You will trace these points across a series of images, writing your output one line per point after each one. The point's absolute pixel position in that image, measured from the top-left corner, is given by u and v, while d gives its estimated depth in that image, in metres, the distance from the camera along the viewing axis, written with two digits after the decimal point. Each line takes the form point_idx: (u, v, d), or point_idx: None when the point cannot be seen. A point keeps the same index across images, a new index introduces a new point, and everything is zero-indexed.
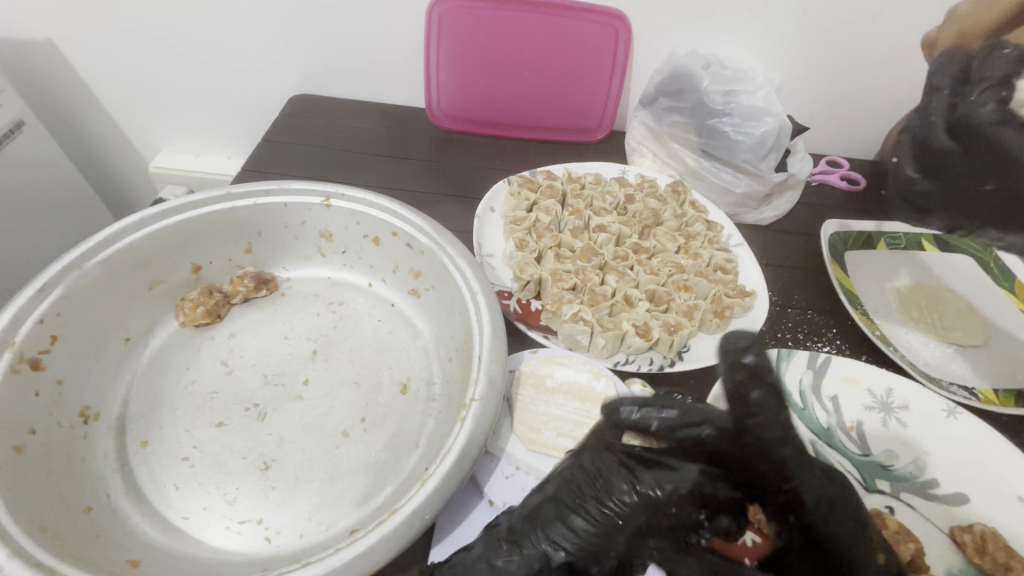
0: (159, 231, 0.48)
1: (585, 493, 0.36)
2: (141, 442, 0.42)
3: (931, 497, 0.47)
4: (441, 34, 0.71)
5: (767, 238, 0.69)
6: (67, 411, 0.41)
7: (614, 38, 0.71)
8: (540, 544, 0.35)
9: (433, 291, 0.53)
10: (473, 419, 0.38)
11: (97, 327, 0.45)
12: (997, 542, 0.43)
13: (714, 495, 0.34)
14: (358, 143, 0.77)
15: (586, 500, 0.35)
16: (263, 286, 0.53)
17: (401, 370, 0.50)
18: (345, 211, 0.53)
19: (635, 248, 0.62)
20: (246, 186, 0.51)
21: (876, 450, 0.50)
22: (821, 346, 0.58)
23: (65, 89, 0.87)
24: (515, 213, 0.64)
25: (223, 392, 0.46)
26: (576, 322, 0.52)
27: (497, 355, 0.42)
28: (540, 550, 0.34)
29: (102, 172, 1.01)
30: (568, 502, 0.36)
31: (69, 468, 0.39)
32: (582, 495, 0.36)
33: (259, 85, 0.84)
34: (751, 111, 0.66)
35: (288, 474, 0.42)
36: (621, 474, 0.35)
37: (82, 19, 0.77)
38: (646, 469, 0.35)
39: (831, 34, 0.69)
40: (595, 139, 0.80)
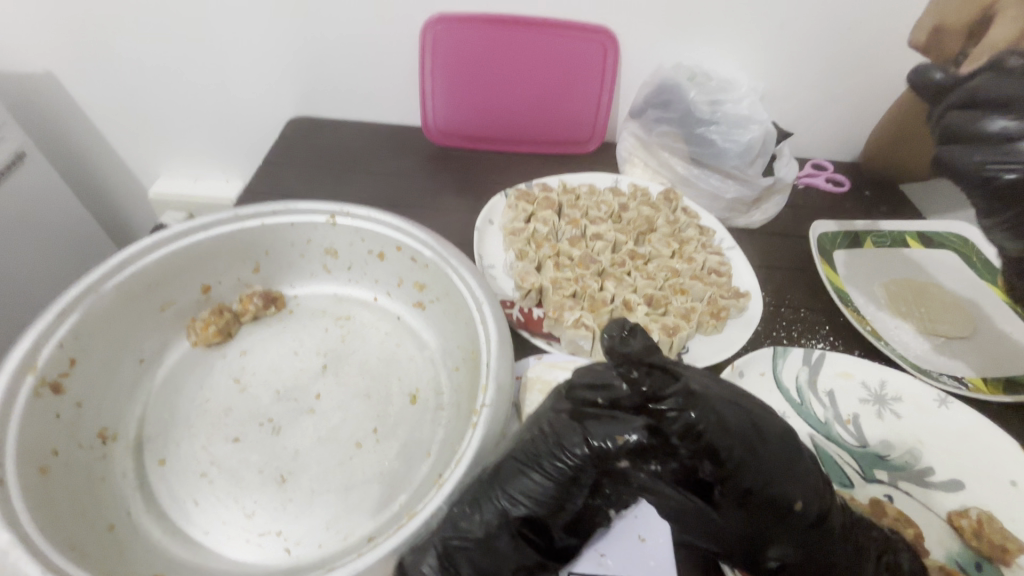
0: (170, 253, 0.49)
1: (536, 453, 0.35)
2: (159, 460, 0.43)
3: (927, 485, 0.49)
4: (435, 55, 0.74)
5: (759, 241, 0.71)
6: (86, 432, 0.42)
7: (603, 54, 0.74)
8: (499, 500, 0.35)
9: (438, 303, 0.54)
10: (485, 424, 0.39)
11: (113, 349, 0.46)
12: (992, 526, 0.44)
13: (657, 450, 0.33)
14: (357, 163, 0.79)
15: (539, 456, 0.35)
16: (272, 304, 0.55)
17: (410, 380, 0.52)
18: (350, 228, 0.55)
19: (632, 254, 0.64)
20: (254, 207, 0.53)
21: (873, 441, 0.52)
22: (815, 342, 0.60)
23: (65, 118, 0.88)
24: (514, 224, 0.66)
25: (238, 408, 0.47)
26: (579, 328, 0.54)
27: (504, 361, 0.43)
28: (498, 506, 0.35)
29: (101, 199, 1.02)
30: (524, 459, 0.35)
31: (91, 488, 0.40)
32: (537, 452, 0.35)
33: (258, 109, 0.86)
34: (738, 118, 0.69)
35: (304, 486, 0.43)
36: (570, 427, 0.35)
37: (83, 51, 0.79)
38: (596, 423, 0.34)
39: (810, 44, 0.72)
40: (588, 151, 0.83)
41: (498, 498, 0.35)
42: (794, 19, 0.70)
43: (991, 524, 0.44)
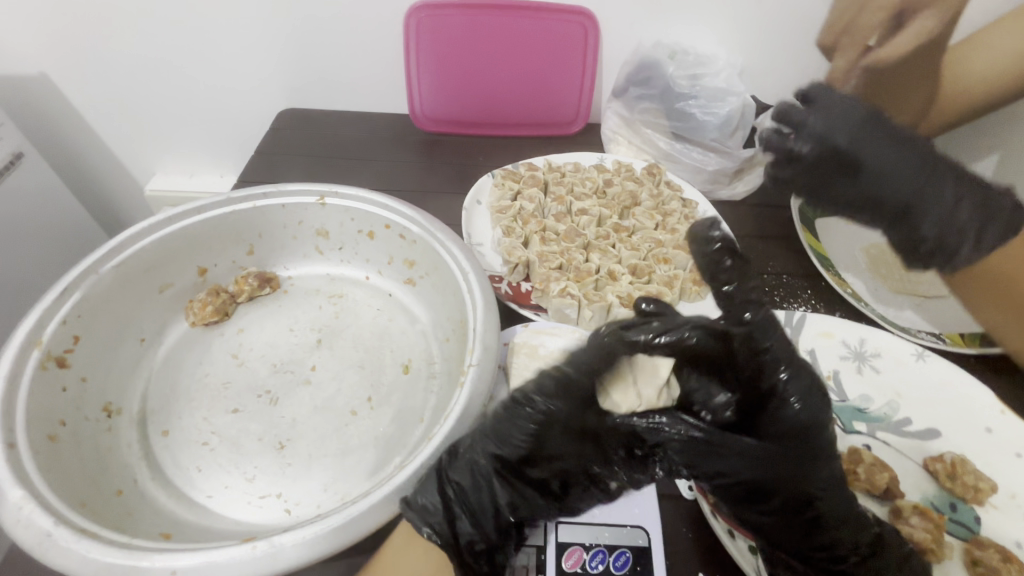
0: (167, 236, 0.51)
1: (538, 405, 0.37)
2: (162, 431, 0.45)
3: (904, 434, 0.51)
4: (420, 41, 0.75)
5: (742, 213, 0.72)
6: (92, 405, 0.44)
7: (584, 35, 0.75)
8: (484, 447, 0.38)
9: (427, 278, 0.56)
10: (471, 382, 0.41)
11: (114, 328, 0.48)
12: (965, 468, 0.46)
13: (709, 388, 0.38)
14: (348, 151, 0.80)
15: (544, 404, 0.39)
16: (267, 284, 0.56)
17: (402, 352, 0.53)
18: (339, 209, 0.56)
19: (616, 228, 0.66)
20: (245, 190, 0.55)
21: (853, 395, 0.54)
22: (796, 305, 0.61)
23: (60, 119, 0.90)
24: (500, 203, 0.68)
25: (237, 382, 0.49)
26: (564, 297, 0.56)
27: (490, 325, 0.45)
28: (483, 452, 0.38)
29: (99, 198, 1.04)
30: (521, 407, 0.39)
31: (97, 457, 0.42)
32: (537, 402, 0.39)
33: (249, 102, 0.88)
34: (716, 91, 0.72)
35: (303, 451, 0.45)
36: (574, 378, 0.39)
37: (75, 51, 0.81)
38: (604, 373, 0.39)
39: (787, 17, 0.74)
40: (573, 132, 0.84)
41: (487, 441, 0.38)
42: None
43: (964, 467, 0.46)
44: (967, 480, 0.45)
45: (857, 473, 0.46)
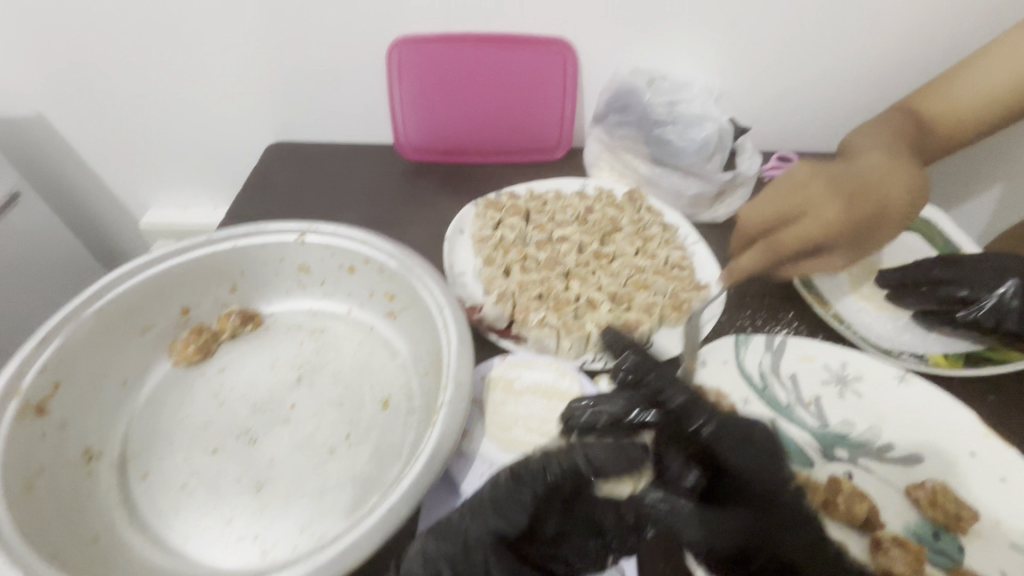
0: (147, 279, 0.52)
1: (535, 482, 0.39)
2: (142, 474, 0.46)
3: (886, 460, 0.50)
4: (402, 74, 0.77)
5: (721, 236, 0.74)
6: (72, 451, 0.45)
7: (563, 64, 0.77)
8: (484, 523, 0.38)
9: (407, 312, 0.57)
10: (443, 422, 0.41)
11: (95, 373, 0.49)
12: (947, 495, 0.46)
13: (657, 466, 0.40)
14: (333, 183, 0.81)
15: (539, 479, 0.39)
16: (249, 321, 0.57)
17: (381, 388, 0.54)
18: (319, 245, 0.57)
19: (596, 254, 0.66)
20: (227, 230, 0.56)
21: (834, 421, 0.53)
22: (778, 328, 0.61)
23: (55, 158, 0.92)
24: (482, 232, 0.69)
25: (216, 422, 0.49)
26: (542, 328, 0.57)
27: (464, 362, 0.45)
28: (484, 529, 0.38)
29: (94, 232, 1.05)
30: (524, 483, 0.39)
31: (75, 503, 0.43)
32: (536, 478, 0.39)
33: (239, 137, 0.90)
34: (692, 118, 0.72)
35: (280, 492, 0.45)
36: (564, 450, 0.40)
37: (69, 93, 0.83)
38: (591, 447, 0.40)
39: (761, 42, 0.75)
40: (556, 157, 0.85)
41: (485, 516, 0.38)
42: (745, 18, 0.72)
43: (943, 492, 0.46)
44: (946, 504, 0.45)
45: (835, 501, 0.45)
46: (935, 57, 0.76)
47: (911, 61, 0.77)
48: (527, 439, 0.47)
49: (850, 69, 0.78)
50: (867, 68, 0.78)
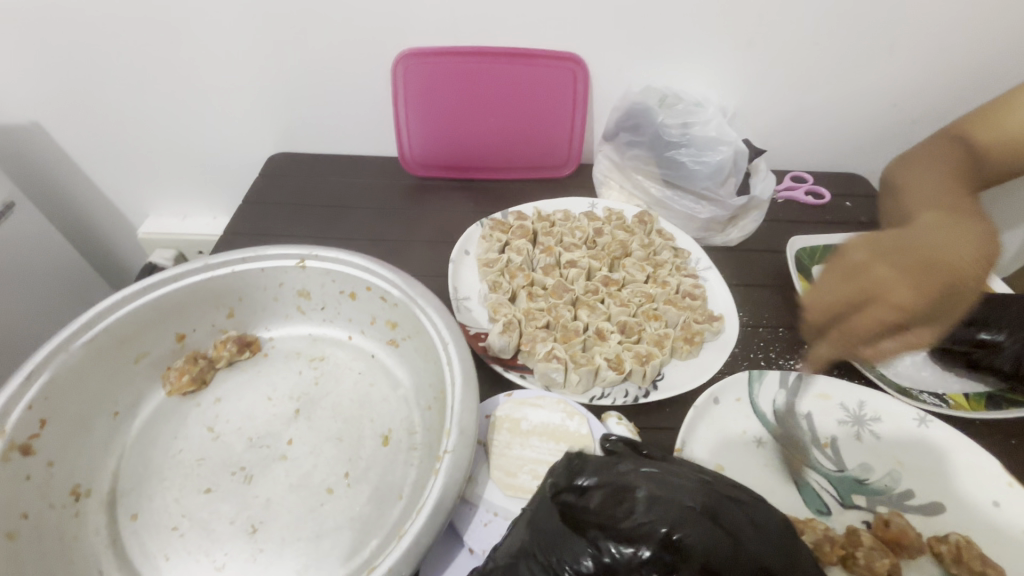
0: (139, 308, 0.50)
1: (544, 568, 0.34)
2: (131, 515, 0.44)
3: (906, 508, 0.48)
4: (408, 88, 0.74)
5: (737, 258, 0.71)
6: (57, 492, 0.43)
7: (573, 80, 0.75)
8: None
9: (409, 341, 0.55)
10: (446, 471, 0.40)
11: (85, 406, 0.47)
12: (971, 551, 0.44)
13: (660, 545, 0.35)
14: (335, 198, 0.79)
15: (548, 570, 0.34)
16: (246, 348, 0.56)
17: (382, 422, 0.52)
18: (320, 271, 0.56)
19: (605, 280, 0.65)
20: (223, 255, 0.54)
21: (852, 464, 0.51)
22: (793, 363, 0.59)
23: (51, 166, 0.89)
24: (488, 255, 0.67)
25: (210, 458, 0.48)
26: (550, 361, 0.54)
27: (468, 404, 0.44)
28: None
29: (92, 241, 1.03)
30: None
31: (61, 548, 0.41)
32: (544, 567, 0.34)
33: (240, 148, 0.88)
34: (707, 141, 0.70)
35: (276, 536, 0.43)
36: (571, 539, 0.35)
37: (66, 102, 0.81)
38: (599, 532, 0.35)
39: (778, 61, 0.73)
40: (564, 174, 0.83)
41: None
42: (762, 36, 0.70)
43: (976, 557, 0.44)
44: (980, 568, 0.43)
45: (857, 557, 0.44)
46: (954, 77, 0.74)
47: (931, 80, 0.75)
48: (532, 484, 0.45)
49: (868, 88, 0.76)
50: (885, 87, 0.75)
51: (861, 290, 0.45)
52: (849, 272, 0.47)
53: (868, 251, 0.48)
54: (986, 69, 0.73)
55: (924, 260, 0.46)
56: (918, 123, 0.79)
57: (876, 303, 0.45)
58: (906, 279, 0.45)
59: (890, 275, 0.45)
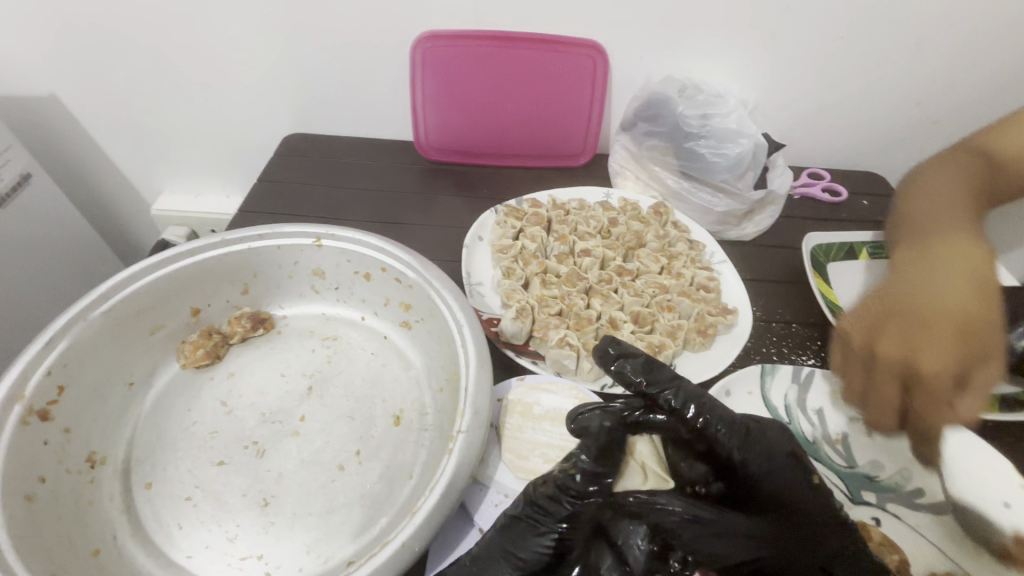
0: (156, 280, 0.50)
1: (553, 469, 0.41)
2: (145, 483, 0.45)
3: (916, 507, 0.48)
4: (426, 71, 0.74)
5: (751, 253, 0.71)
6: (74, 457, 0.44)
7: (593, 69, 0.74)
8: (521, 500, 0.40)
9: (422, 323, 0.55)
10: (459, 451, 0.40)
11: (102, 376, 0.48)
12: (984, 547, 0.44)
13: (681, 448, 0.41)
14: (349, 179, 0.79)
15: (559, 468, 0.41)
16: (260, 325, 0.56)
17: (394, 402, 0.52)
18: (336, 250, 0.56)
19: (619, 270, 0.65)
20: (241, 231, 0.54)
21: (862, 461, 0.51)
22: (805, 359, 0.59)
23: (67, 139, 0.89)
24: (501, 241, 0.67)
25: (224, 431, 0.48)
26: (562, 347, 0.54)
27: (483, 386, 0.44)
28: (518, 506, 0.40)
29: (105, 215, 1.04)
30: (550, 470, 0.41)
31: (77, 513, 0.42)
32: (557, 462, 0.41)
33: (255, 127, 0.87)
34: (727, 132, 0.69)
35: (286, 510, 0.44)
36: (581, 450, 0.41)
37: (83, 74, 0.80)
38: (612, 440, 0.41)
39: (803, 54, 0.72)
40: (579, 164, 0.83)
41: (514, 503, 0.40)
42: (787, 28, 0.69)
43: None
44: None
45: None
46: (980, 75, 0.73)
47: (957, 78, 0.73)
48: (543, 467, 0.46)
49: (891, 85, 0.74)
50: (909, 83, 0.74)
51: (897, 373, 0.40)
52: (871, 337, 0.42)
53: (893, 339, 0.40)
54: (1014, 67, 0.72)
55: (952, 319, 0.40)
56: (940, 123, 0.78)
57: (917, 374, 0.39)
58: (940, 328, 0.40)
59: (931, 342, 0.39)
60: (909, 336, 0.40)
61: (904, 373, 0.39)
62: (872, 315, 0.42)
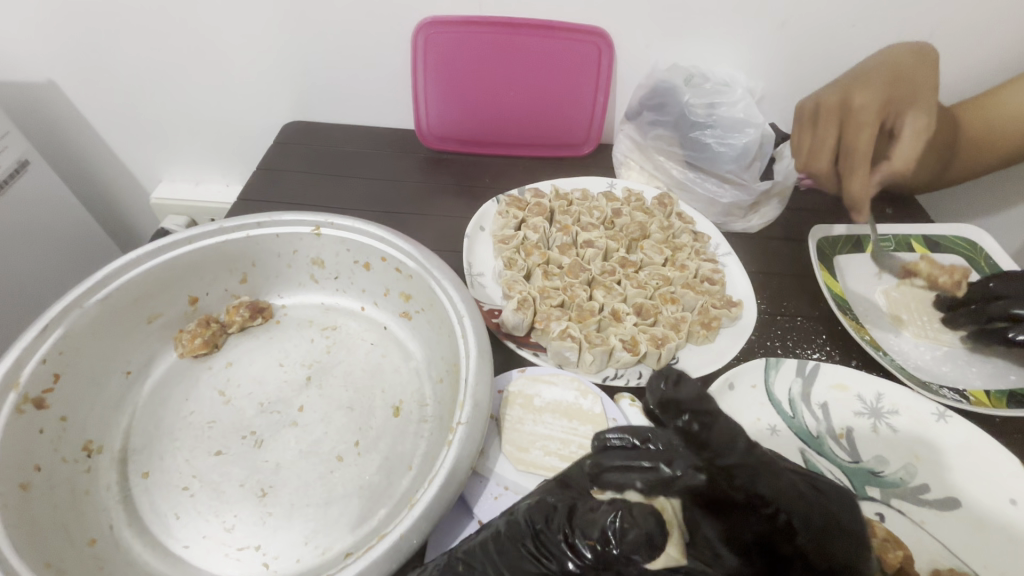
0: (153, 268, 0.49)
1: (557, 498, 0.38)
2: (143, 473, 0.44)
3: (921, 503, 0.48)
4: (428, 58, 0.72)
5: (757, 246, 0.69)
6: (70, 446, 0.44)
7: (597, 56, 0.72)
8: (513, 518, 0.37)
9: (422, 313, 0.54)
10: (459, 442, 0.39)
11: (99, 364, 0.47)
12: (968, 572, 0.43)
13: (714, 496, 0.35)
14: (349, 168, 0.78)
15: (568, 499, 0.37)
16: (258, 315, 0.55)
17: (393, 392, 0.51)
18: (335, 239, 0.55)
19: (623, 262, 0.64)
20: (239, 219, 0.53)
21: (867, 456, 0.50)
22: (810, 352, 0.58)
23: (65, 126, 0.88)
24: (503, 232, 0.66)
25: (222, 421, 0.48)
26: (564, 339, 0.53)
27: (483, 378, 0.43)
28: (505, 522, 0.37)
29: (104, 203, 1.03)
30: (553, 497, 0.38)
31: (74, 502, 0.41)
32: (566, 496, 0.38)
33: (254, 115, 0.86)
34: (734, 122, 0.68)
35: (284, 500, 0.43)
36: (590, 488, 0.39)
37: (80, 60, 0.79)
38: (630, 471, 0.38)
39: (813, 42, 0.70)
40: (582, 153, 0.82)
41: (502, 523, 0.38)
42: (797, 15, 0.68)
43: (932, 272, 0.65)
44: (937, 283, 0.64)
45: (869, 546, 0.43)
46: (992, 66, 0.72)
47: (968, 69, 0.72)
48: (545, 460, 0.45)
49: None
50: None
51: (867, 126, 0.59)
52: (833, 110, 0.62)
53: (863, 101, 0.60)
54: None
55: (897, 85, 0.60)
56: None
57: (860, 112, 0.60)
58: (872, 69, 0.62)
59: (868, 86, 0.61)
60: (877, 89, 0.60)
61: (841, 129, 0.62)
62: (863, 99, 0.60)
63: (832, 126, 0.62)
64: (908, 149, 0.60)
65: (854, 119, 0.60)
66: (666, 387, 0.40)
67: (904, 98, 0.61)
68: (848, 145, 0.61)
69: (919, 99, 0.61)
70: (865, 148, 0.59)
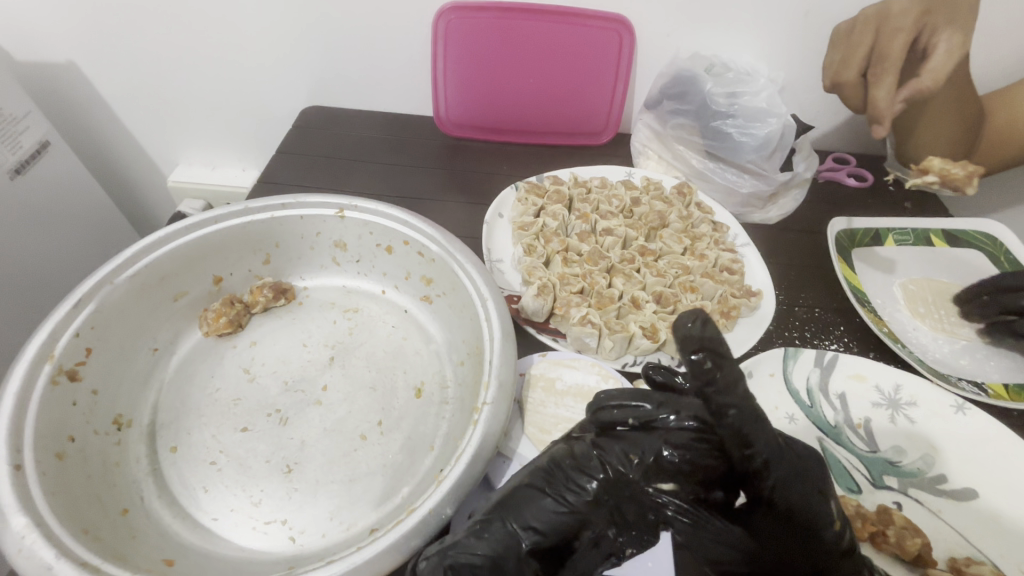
0: (182, 245, 0.50)
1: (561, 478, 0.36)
2: (171, 447, 0.45)
3: (939, 493, 0.48)
4: (448, 45, 0.73)
5: (776, 237, 0.69)
6: (102, 419, 0.44)
7: (618, 43, 0.72)
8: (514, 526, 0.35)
9: (444, 297, 0.55)
10: (485, 421, 0.40)
11: (128, 340, 0.48)
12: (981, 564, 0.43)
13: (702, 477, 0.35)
14: (367, 152, 0.78)
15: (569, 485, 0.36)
16: (282, 296, 0.56)
17: (415, 374, 0.52)
18: (358, 222, 0.55)
19: (642, 250, 0.64)
20: (264, 200, 0.54)
21: (884, 446, 0.51)
22: (828, 344, 0.58)
23: (83, 107, 0.89)
24: (523, 219, 0.66)
25: (247, 399, 0.48)
26: (584, 325, 0.53)
27: (507, 359, 0.43)
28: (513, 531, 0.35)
29: (122, 185, 1.04)
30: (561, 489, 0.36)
31: (106, 473, 0.42)
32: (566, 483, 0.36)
33: (272, 99, 0.86)
34: (756, 112, 0.68)
35: (309, 476, 0.44)
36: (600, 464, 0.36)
37: (100, 41, 0.79)
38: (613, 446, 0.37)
39: None
40: (600, 142, 0.81)
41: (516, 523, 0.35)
42: (821, 6, 0.67)
43: (945, 165, 0.60)
44: (950, 177, 0.60)
45: (887, 534, 0.44)
46: (1015, 60, 0.71)
47: (993, 63, 0.71)
48: None
49: None
50: None
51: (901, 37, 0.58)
52: (869, 19, 0.60)
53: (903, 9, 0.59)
54: None
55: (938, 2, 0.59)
56: None
57: (896, 19, 0.59)
58: None
59: None
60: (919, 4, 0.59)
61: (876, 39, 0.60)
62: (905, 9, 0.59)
63: (866, 35, 0.60)
64: (938, 66, 0.58)
65: (889, 25, 0.59)
66: (692, 325, 0.35)
67: (944, 14, 0.59)
68: (880, 55, 0.60)
69: (957, 18, 0.59)
70: (896, 56, 0.58)
